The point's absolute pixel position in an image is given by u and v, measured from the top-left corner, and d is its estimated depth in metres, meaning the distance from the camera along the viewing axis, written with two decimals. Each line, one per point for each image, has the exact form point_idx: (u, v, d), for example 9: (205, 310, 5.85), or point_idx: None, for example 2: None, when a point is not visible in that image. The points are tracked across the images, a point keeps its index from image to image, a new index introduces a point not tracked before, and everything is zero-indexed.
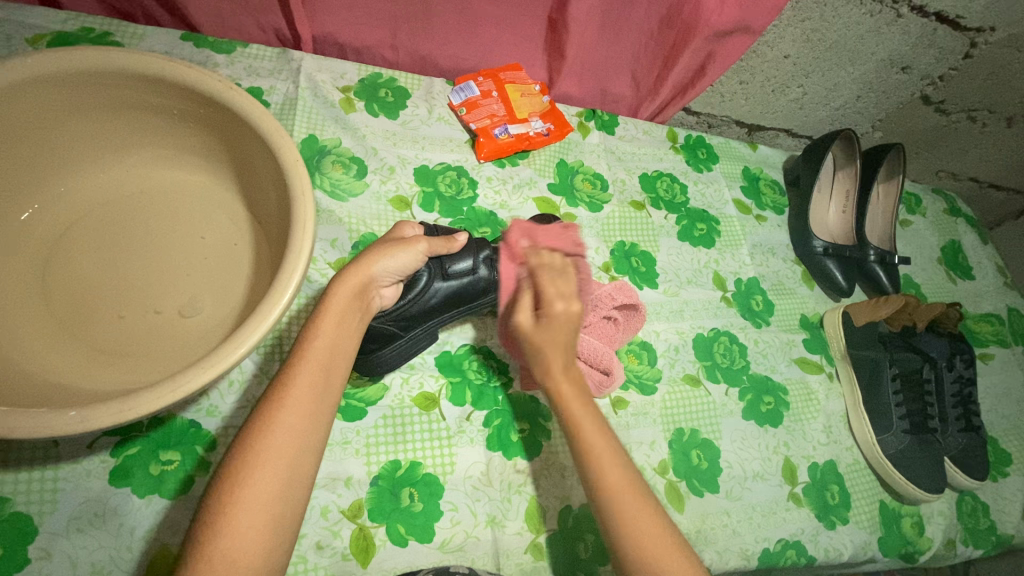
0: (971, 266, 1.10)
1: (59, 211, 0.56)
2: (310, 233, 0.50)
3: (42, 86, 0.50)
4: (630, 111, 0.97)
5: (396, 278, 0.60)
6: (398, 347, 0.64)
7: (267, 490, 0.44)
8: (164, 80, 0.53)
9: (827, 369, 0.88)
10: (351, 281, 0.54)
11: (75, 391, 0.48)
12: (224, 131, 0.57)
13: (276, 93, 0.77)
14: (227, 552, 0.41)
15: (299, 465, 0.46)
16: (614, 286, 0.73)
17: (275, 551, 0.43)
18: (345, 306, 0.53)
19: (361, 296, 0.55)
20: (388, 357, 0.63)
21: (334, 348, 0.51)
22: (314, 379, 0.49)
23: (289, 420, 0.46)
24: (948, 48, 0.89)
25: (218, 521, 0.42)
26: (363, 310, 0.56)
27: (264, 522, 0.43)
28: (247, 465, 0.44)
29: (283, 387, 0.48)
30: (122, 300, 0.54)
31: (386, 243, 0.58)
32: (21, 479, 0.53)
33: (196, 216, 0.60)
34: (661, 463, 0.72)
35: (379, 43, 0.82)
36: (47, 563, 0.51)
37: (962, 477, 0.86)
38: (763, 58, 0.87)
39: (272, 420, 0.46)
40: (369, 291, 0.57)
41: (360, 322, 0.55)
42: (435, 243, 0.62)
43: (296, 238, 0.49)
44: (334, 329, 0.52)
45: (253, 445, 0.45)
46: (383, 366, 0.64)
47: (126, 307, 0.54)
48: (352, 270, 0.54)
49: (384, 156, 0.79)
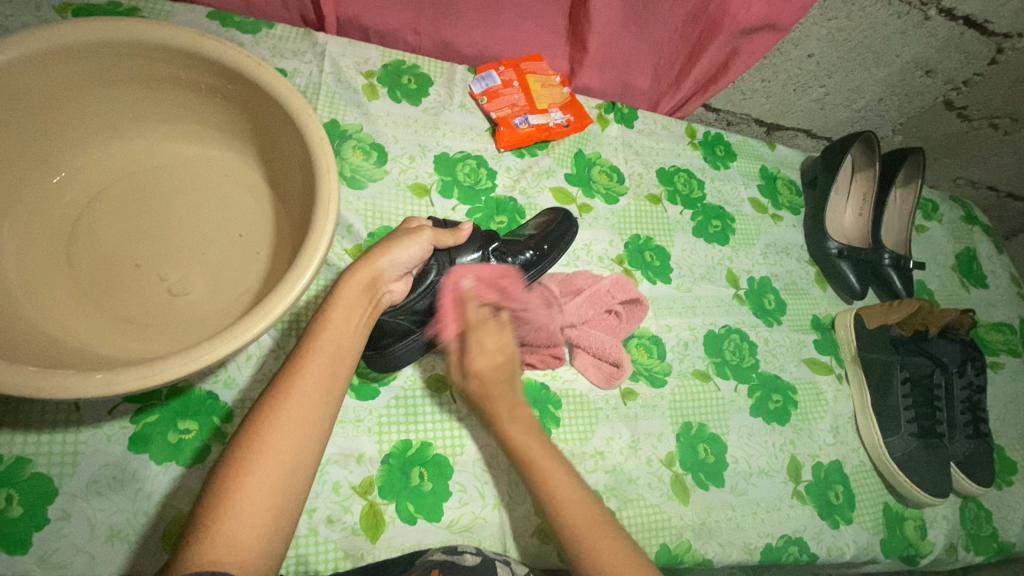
0: (985, 275, 1.09)
1: (87, 177, 0.57)
2: (330, 225, 0.50)
3: (77, 55, 0.51)
4: (650, 105, 0.96)
5: (405, 270, 0.58)
6: (410, 343, 0.61)
7: (270, 479, 0.44)
8: (194, 55, 0.54)
9: (837, 370, 0.88)
10: (360, 277, 0.53)
11: (98, 355, 0.49)
12: (251, 107, 0.58)
13: (300, 75, 0.77)
14: (228, 538, 0.41)
15: (304, 456, 0.46)
16: (614, 281, 0.74)
17: (277, 536, 0.43)
18: (353, 300, 0.53)
19: (369, 292, 0.54)
20: (400, 353, 0.61)
21: (344, 341, 0.52)
22: (324, 371, 0.49)
23: (296, 408, 0.47)
24: (974, 53, 0.88)
25: (221, 504, 0.42)
26: (373, 304, 0.55)
27: (266, 507, 0.43)
28: (251, 453, 0.44)
29: (292, 377, 0.48)
30: (140, 250, 0.55)
31: (392, 235, 0.57)
32: (42, 441, 0.54)
33: (219, 192, 0.60)
34: (668, 455, 0.73)
35: (403, 27, 0.82)
36: (66, 524, 0.52)
37: (967, 483, 0.86)
38: (786, 57, 0.87)
39: (278, 408, 0.46)
40: (378, 287, 0.56)
41: (368, 318, 0.55)
42: (441, 234, 0.60)
43: (315, 227, 0.49)
44: (344, 322, 0.52)
45: (257, 436, 0.45)
46: (396, 361, 0.62)
47: (144, 256, 0.55)
48: (360, 265, 0.54)
49: (404, 144, 0.79)
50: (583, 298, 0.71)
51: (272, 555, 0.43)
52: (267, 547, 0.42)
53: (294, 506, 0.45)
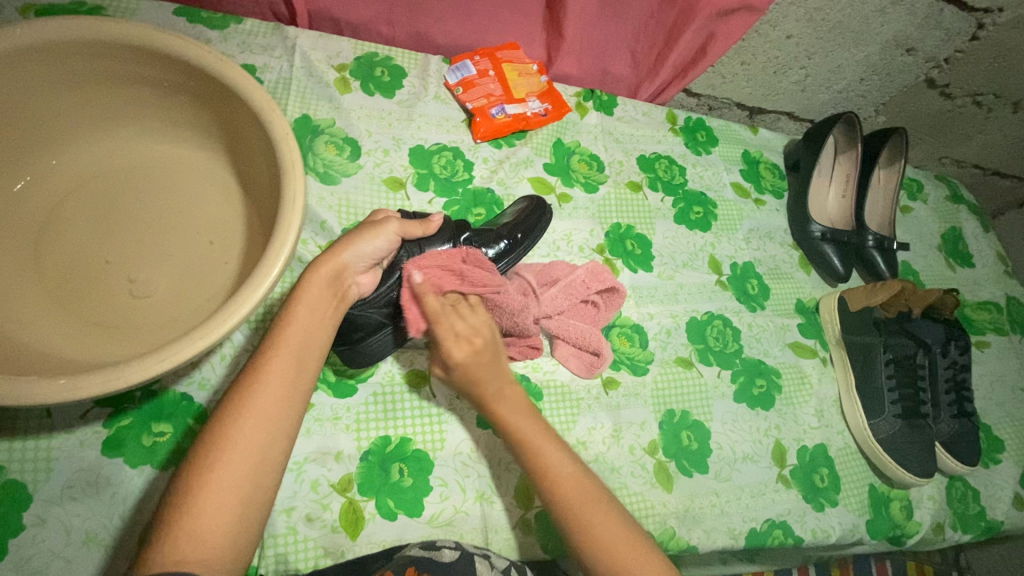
0: (971, 254, 1.09)
1: (53, 180, 0.56)
2: (295, 221, 0.49)
3: (33, 56, 0.50)
4: (629, 92, 0.95)
5: (370, 262, 0.58)
6: (385, 335, 0.61)
7: (238, 478, 0.43)
8: (154, 52, 0.53)
9: (821, 354, 0.88)
10: (324, 270, 0.53)
11: (66, 360, 0.48)
12: (218, 106, 0.57)
13: (270, 71, 0.76)
14: (195, 539, 0.40)
15: (273, 455, 0.45)
16: (590, 271, 0.72)
17: (245, 530, 0.43)
18: (318, 294, 0.52)
19: (335, 285, 0.54)
20: (375, 346, 0.61)
21: (311, 335, 0.51)
22: (291, 365, 0.49)
23: (263, 403, 0.46)
24: (955, 29, 0.87)
25: (187, 501, 0.41)
26: (339, 298, 0.55)
27: (232, 502, 0.42)
28: (217, 453, 0.44)
29: (257, 374, 0.47)
30: (108, 247, 0.55)
31: (356, 228, 0.57)
32: (15, 448, 0.53)
33: (189, 192, 0.60)
34: (651, 443, 0.72)
35: (375, 19, 0.81)
36: (41, 530, 0.51)
37: (953, 463, 0.86)
38: (764, 38, 0.86)
39: (245, 404, 0.46)
40: (344, 280, 0.55)
41: (335, 313, 0.54)
42: (408, 225, 0.60)
43: (281, 223, 0.49)
44: (310, 318, 0.51)
45: (223, 435, 0.44)
46: (372, 355, 0.61)
47: (113, 253, 0.55)
48: (325, 258, 0.54)
49: (378, 138, 0.78)
50: (558, 289, 0.70)
51: (240, 555, 0.42)
52: (234, 547, 0.42)
53: (264, 504, 0.45)
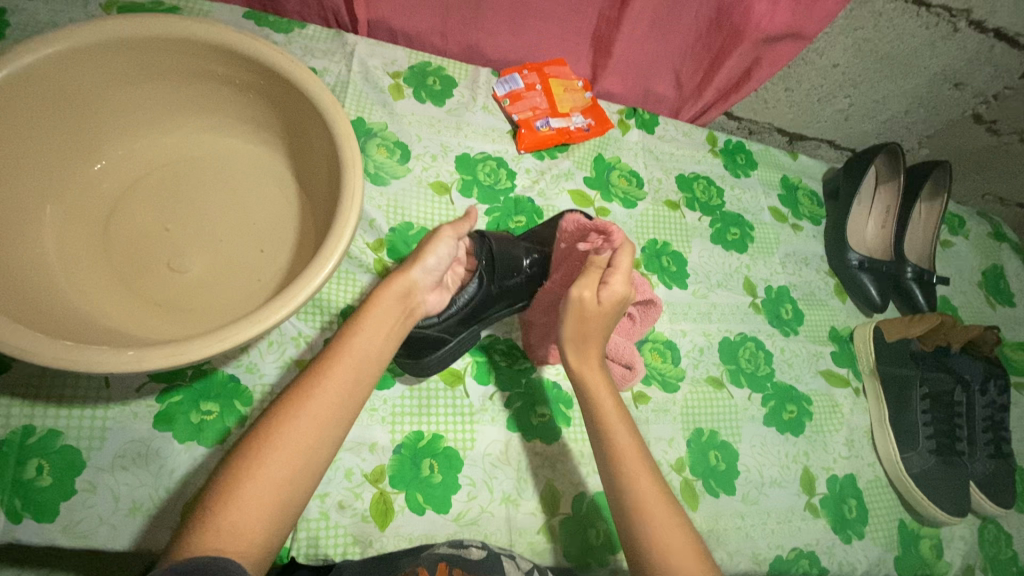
0: (1012, 293, 1.07)
1: (127, 164, 0.60)
2: (347, 236, 0.50)
3: (120, 50, 0.54)
4: (671, 112, 0.97)
5: (436, 278, 0.59)
6: (444, 352, 0.64)
7: (274, 484, 0.43)
8: (230, 51, 0.56)
9: (854, 384, 0.87)
10: (395, 286, 0.54)
11: (125, 335, 0.51)
12: (287, 111, 0.60)
13: (329, 74, 0.80)
14: (235, 525, 0.40)
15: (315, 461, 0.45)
16: None
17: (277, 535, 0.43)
18: (385, 310, 0.53)
19: (403, 302, 0.55)
20: (432, 361, 0.64)
21: (369, 353, 0.51)
22: (348, 381, 0.48)
23: (317, 408, 0.46)
24: (1004, 66, 0.87)
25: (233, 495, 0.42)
26: (406, 314, 0.55)
27: (273, 500, 0.42)
28: (258, 455, 0.43)
29: (310, 385, 0.47)
30: (171, 217, 0.59)
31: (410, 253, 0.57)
32: (73, 416, 0.56)
33: (248, 185, 0.63)
34: (678, 460, 0.72)
35: (430, 30, 0.84)
36: (92, 496, 0.54)
37: (988, 505, 0.84)
38: (810, 66, 0.87)
39: (290, 408, 0.46)
40: (413, 297, 0.56)
41: (401, 327, 0.55)
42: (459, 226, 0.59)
43: (333, 234, 0.50)
44: (373, 333, 0.52)
45: (264, 438, 0.44)
46: (429, 368, 0.65)
47: (174, 222, 0.59)
48: (393, 276, 0.55)
49: (427, 143, 0.81)
50: None
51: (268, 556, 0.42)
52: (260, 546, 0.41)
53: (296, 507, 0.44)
